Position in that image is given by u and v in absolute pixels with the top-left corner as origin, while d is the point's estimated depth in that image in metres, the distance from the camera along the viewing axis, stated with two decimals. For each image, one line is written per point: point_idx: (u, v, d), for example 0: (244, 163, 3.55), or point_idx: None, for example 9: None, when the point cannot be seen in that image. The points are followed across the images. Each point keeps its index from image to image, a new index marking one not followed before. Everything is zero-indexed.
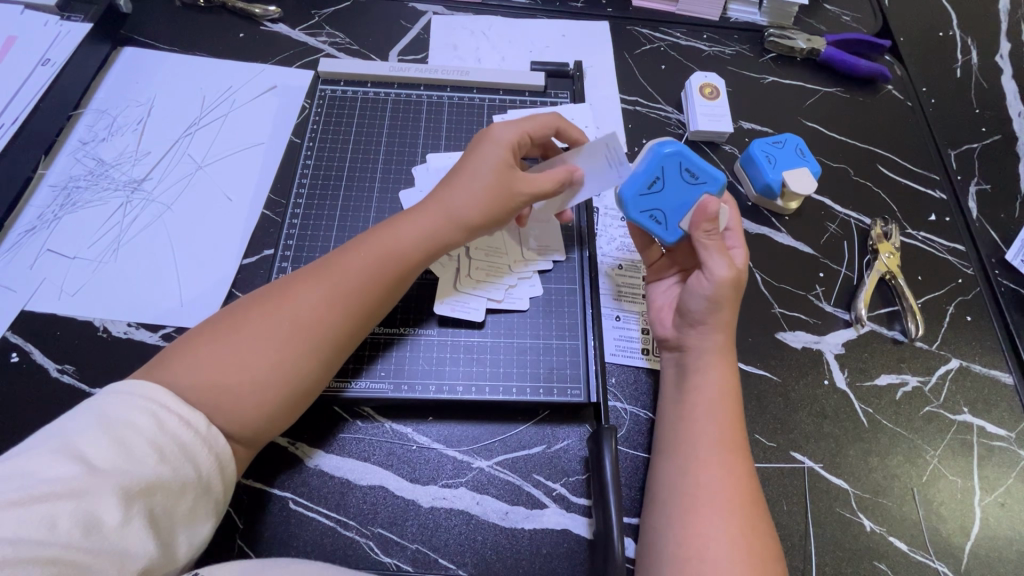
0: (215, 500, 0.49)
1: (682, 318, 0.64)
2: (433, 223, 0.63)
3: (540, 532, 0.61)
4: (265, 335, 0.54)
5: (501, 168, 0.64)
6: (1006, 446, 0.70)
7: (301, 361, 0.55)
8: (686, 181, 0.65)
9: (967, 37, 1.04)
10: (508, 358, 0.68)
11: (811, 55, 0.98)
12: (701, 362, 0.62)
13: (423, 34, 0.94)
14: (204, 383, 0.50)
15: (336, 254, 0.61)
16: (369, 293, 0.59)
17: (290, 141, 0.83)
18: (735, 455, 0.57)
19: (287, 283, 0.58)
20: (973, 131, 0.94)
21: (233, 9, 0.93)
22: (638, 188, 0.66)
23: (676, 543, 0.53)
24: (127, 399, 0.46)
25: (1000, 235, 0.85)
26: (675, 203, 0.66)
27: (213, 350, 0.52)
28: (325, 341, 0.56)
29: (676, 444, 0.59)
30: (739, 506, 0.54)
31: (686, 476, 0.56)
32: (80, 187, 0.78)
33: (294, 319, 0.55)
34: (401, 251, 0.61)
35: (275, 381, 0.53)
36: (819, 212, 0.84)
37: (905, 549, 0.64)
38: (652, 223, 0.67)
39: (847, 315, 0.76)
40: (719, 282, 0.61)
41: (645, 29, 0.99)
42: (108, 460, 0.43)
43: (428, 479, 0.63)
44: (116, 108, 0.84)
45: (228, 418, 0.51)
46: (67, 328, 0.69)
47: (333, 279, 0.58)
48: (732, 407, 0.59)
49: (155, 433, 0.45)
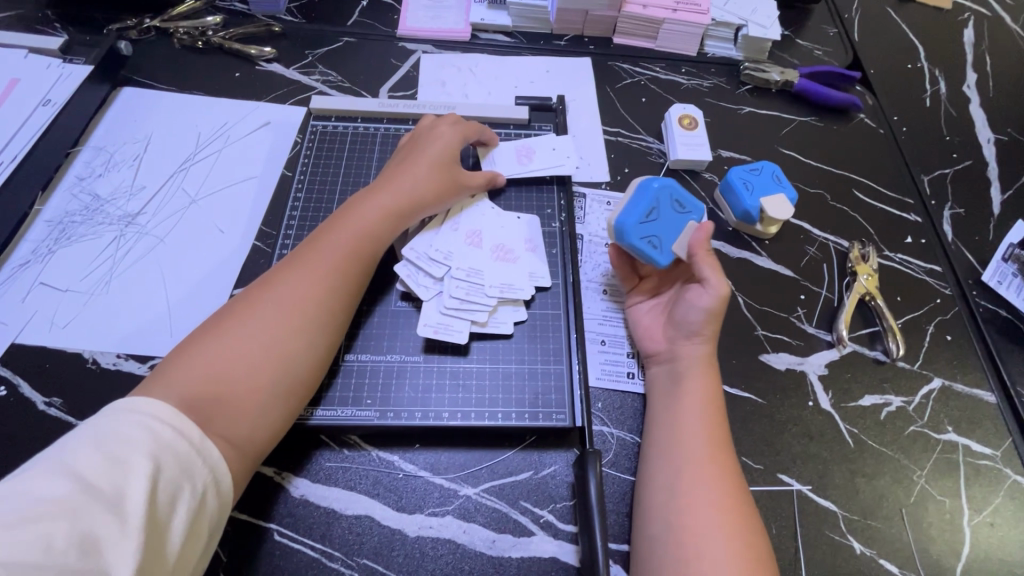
0: (209, 517, 0.49)
1: (675, 332, 0.69)
2: (390, 206, 0.70)
3: (527, 560, 0.61)
4: (246, 329, 0.58)
5: (443, 162, 0.75)
6: (992, 465, 0.70)
7: (293, 343, 0.59)
8: (676, 211, 0.72)
9: (935, 69, 1.09)
10: (494, 383, 0.68)
11: (786, 87, 1.02)
12: (693, 369, 0.66)
13: (413, 72, 0.99)
14: (204, 379, 0.54)
15: (301, 251, 0.66)
16: (344, 278, 0.64)
17: (282, 174, 0.86)
18: (723, 455, 0.61)
19: (266, 280, 0.63)
20: (944, 157, 0.98)
21: (231, 50, 0.97)
22: (638, 217, 0.71)
23: (675, 541, 0.56)
24: (123, 419, 0.48)
25: (975, 256, 0.87)
26: (670, 229, 0.72)
27: (209, 348, 0.56)
28: (312, 321, 0.61)
29: (669, 448, 0.62)
30: (733, 507, 0.58)
31: (680, 479, 0.59)
32: (76, 222, 0.80)
33: (280, 306, 0.60)
34: (367, 234, 0.68)
35: (269, 366, 0.57)
36: (798, 236, 0.86)
37: (896, 572, 0.63)
38: (649, 248, 0.71)
39: (829, 336, 0.77)
40: (718, 298, 0.66)
41: (625, 64, 1.03)
42: (105, 478, 0.43)
43: (414, 507, 0.63)
44: (114, 146, 0.86)
45: (232, 408, 0.54)
46: (57, 360, 0.69)
47: (305, 271, 0.63)
48: (718, 413, 0.64)
49: (152, 446, 0.47)
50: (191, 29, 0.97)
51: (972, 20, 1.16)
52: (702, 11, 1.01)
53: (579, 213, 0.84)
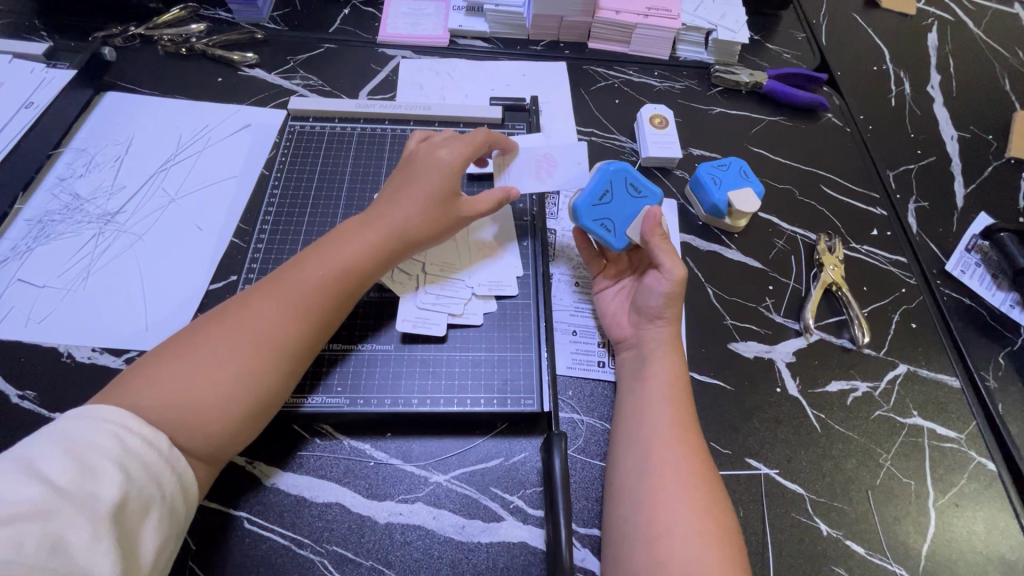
0: (178, 517, 0.51)
1: (639, 315, 0.70)
2: (381, 236, 0.67)
3: (496, 544, 0.61)
4: (223, 351, 0.56)
5: (447, 190, 0.70)
6: (957, 447, 0.71)
7: (262, 376, 0.57)
8: (631, 195, 0.75)
9: (900, 70, 1.12)
10: (463, 371, 0.69)
11: (755, 88, 1.05)
12: (657, 350, 0.68)
13: (392, 76, 1.01)
14: (167, 402, 0.53)
15: (291, 270, 0.64)
16: (328, 308, 0.63)
17: (260, 174, 0.87)
18: (687, 432, 0.62)
19: (247, 299, 0.61)
20: (909, 154, 1.00)
21: (213, 56, 0.99)
22: (592, 199, 0.74)
23: (644, 518, 0.57)
24: (92, 423, 0.48)
25: (940, 247, 0.89)
26: (623, 213, 0.75)
27: (177, 369, 0.55)
28: (285, 355, 0.59)
29: (636, 428, 0.63)
30: (699, 484, 0.58)
31: (648, 458, 0.60)
32: (55, 220, 0.81)
33: (255, 335, 0.58)
34: (354, 264, 0.65)
35: (236, 399, 0.55)
36: (766, 229, 0.88)
37: (863, 553, 0.64)
38: (602, 231, 0.74)
39: (796, 325, 0.79)
40: (674, 281, 0.68)
41: (600, 68, 1.06)
42: (74, 481, 0.44)
43: (385, 494, 0.63)
44: (96, 148, 0.88)
45: (191, 436, 0.53)
46: (32, 354, 0.70)
47: (290, 297, 0.61)
48: (682, 390, 0.65)
49: (121, 453, 0.47)
50: (175, 36, 0.99)
51: (935, 25, 1.20)
52: (673, 15, 1.04)
53: (552, 209, 0.86)
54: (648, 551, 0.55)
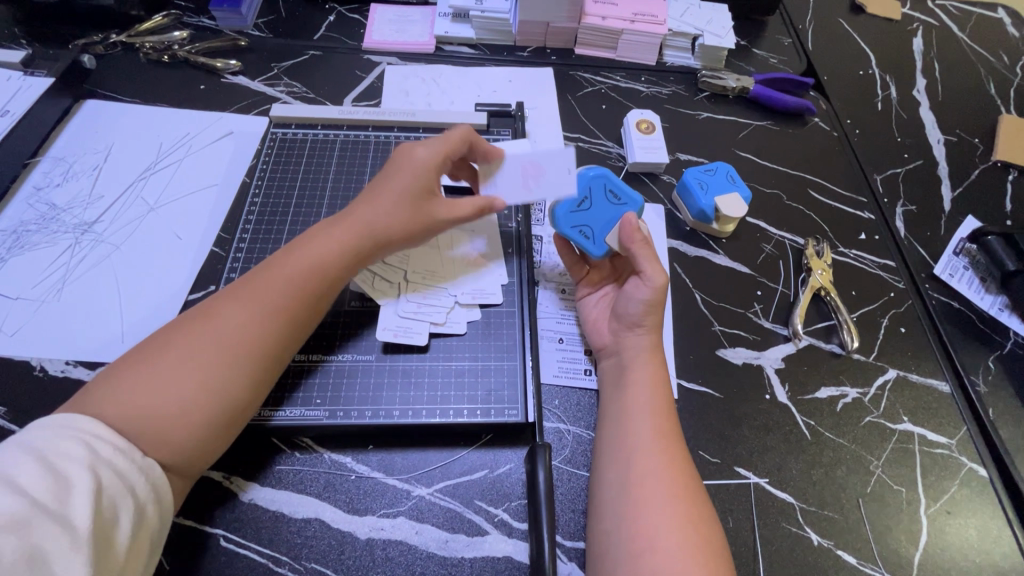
0: (152, 523, 0.49)
1: (619, 322, 0.69)
2: (354, 234, 0.65)
3: (480, 559, 0.60)
4: (190, 357, 0.55)
5: (422, 193, 0.68)
6: (948, 453, 0.71)
7: (230, 381, 0.55)
8: (611, 202, 0.74)
9: (886, 75, 1.13)
10: (446, 381, 0.68)
11: (742, 93, 1.05)
12: (637, 358, 0.67)
13: (377, 82, 1.01)
14: (131, 411, 0.51)
15: (260, 271, 0.62)
16: (300, 308, 0.61)
17: (242, 182, 0.86)
18: (670, 442, 0.61)
19: (215, 302, 0.60)
20: (896, 158, 1.00)
21: (196, 64, 0.98)
22: (571, 205, 0.73)
23: (628, 530, 0.55)
24: (61, 432, 0.47)
25: (928, 251, 0.89)
26: (602, 220, 0.74)
27: (141, 375, 0.53)
28: (255, 359, 0.57)
29: (618, 439, 0.61)
30: (684, 496, 0.57)
31: (631, 469, 0.59)
32: (31, 230, 0.79)
33: (223, 338, 0.56)
34: (325, 263, 0.63)
35: (203, 406, 0.54)
36: (754, 234, 0.87)
37: (854, 562, 0.63)
38: (581, 238, 0.74)
39: (785, 330, 0.78)
40: (652, 288, 0.67)
41: (586, 74, 1.06)
42: (48, 491, 0.43)
43: (366, 509, 0.62)
44: (74, 156, 0.87)
45: (156, 446, 0.51)
46: (3, 368, 0.68)
47: (258, 297, 0.60)
48: (664, 399, 0.64)
49: (92, 458, 0.46)
50: (156, 43, 0.98)
51: (920, 30, 1.21)
52: (659, 21, 1.04)
53: (538, 215, 0.85)
54: (634, 567, 0.53)
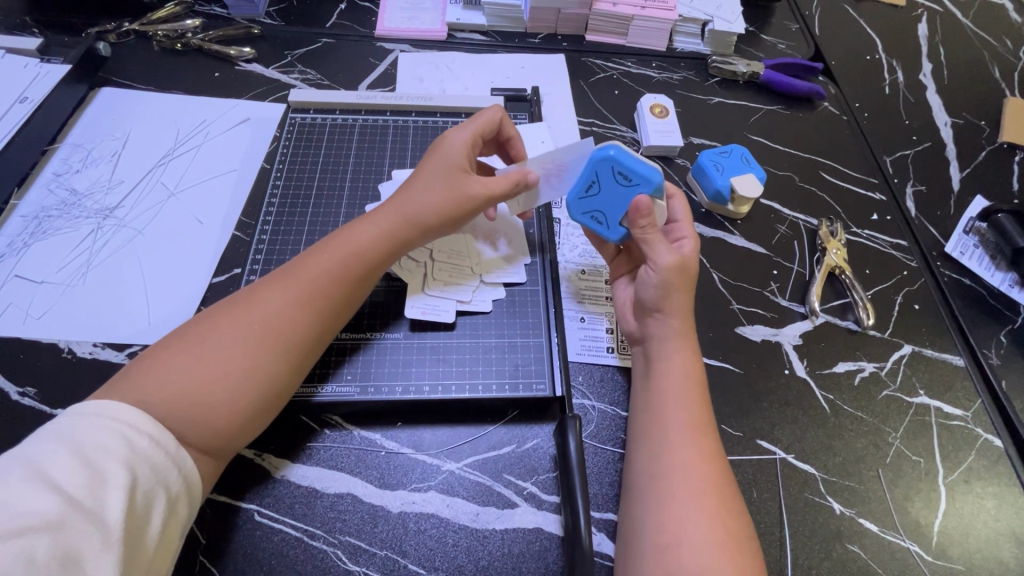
0: (182, 517, 0.50)
1: (640, 309, 0.68)
2: (390, 220, 0.66)
3: (512, 531, 0.61)
4: (231, 343, 0.55)
5: (456, 172, 0.67)
6: (964, 425, 0.72)
7: (271, 366, 0.56)
8: (620, 184, 0.67)
9: (893, 59, 1.14)
10: (474, 357, 0.69)
11: (753, 78, 1.06)
12: (668, 349, 0.64)
13: (391, 69, 1.01)
14: (176, 396, 0.51)
15: (298, 259, 0.63)
16: (336, 296, 0.61)
17: (260, 167, 0.86)
18: (702, 433, 0.59)
19: (254, 289, 0.60)
20: (905, 140, 1.02)
21: (210, 52, 0.98)
22: (579, 191, 0.69)
23: (656, 523, 0.55)
24: (98, 422, 0.47)
25: (938, 230, 0.90)
26: (613, 203, 0.68)
27: (184, 361, 0.53)
28: (295, 345, 0.58)
29: (649, 429, 0.61)
30: (713, 488, 0.56)
31: (661, 462, 0.58)
32: (53, 216, 0.79)
33: (263, 324, 0.57)
34: (360, 249, 0.64)
35: (246, 391, 0.54)
36: (769, 215, 0.88)
37: (876, 530, 0.64)
38: (596, 224, 0.71)
39: (802, 308, 0.79)
40: (664, 269, 0.64)
41: (598, 60, 1.07)
42: (83, 489, 0.43)
43: (397, 484, 0.63)
44: (92, 143, 0.87)
45: (200, 430, 0.52)
46: (32, 351, 0.69)
47: (297, 285, 0.60)
48: (698, 389, 0.62)
49: (127, 454, 0.46)
50: (170, 32, 0.98)
51: (925, 15, 1.22)
52: (669, 7, 1.04)
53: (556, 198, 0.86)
54: (659, 557, 0.53)
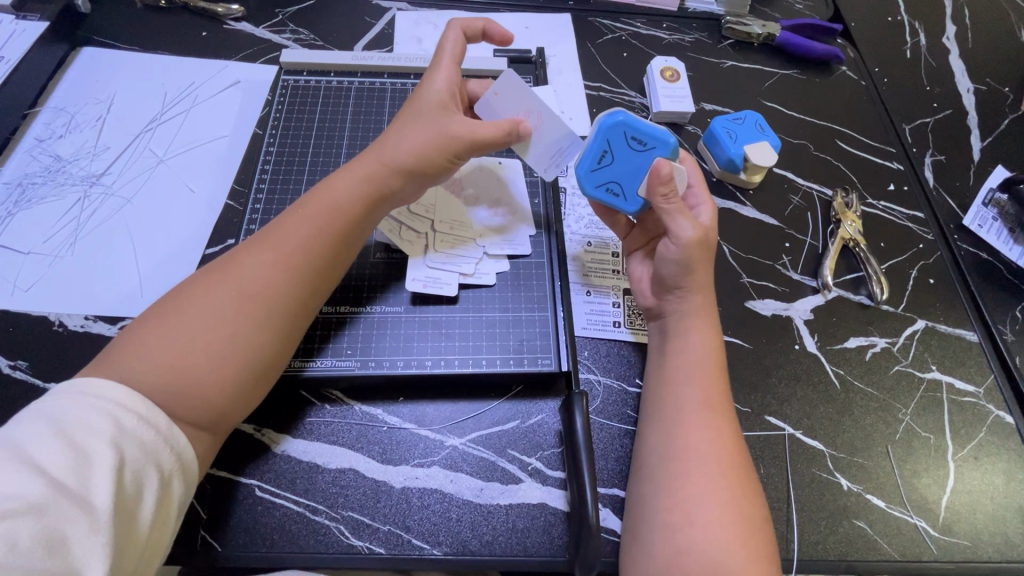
0: (178, 495, 0.48)
1: (659, 286, 0.65)
2: (367, 169, 0.63)
3: (515, 507, 0.60)
4: (212, 309, 0.53)
5: (437, 112, 0.64)
6: (975, 401, 0.71)
7: (255, 331, 0.54)
8: (635, 149, 0.64)
9: (915, 21, 1.08)
10: (477, 332, 0.67)
11: (768, 40, 1.01)
12: (687, 326, 0.63)
13: (388, 29, 0.95)
14: (159, 367, 0.49)
15: (278, 221, 0.60)
16: (317, 254, 0.59)
17: (252, 133, 0.83)
18: (720, 413, 0.58)
19: (233, 255, 0.58)
20: (925, 107, 0.97)
21: (195, 9, 0.93)
22: (590, 163, 0.65)
23: (664, 501, 0.54)
24: (83, 402, 0.46)
25: (956, 201, 0.87)
26: (628, 171, 0.65)
27: (164, 331, 0.51)
28: (278, 308, 0.56)
29: (661, 406, 0.59)
30: (730, 469, 0.55)
31: (671, 441, 0.57)
32: (37, 183, 0.76)
33: (241, 288, 0.55)
34: (340, 203, 0.61)
35: (231, 359, 0.52)
36: (782, 185, 0.85)
37: (883, 506, 0.64)
38: (611, 197, 0.66)
39: (814, 282, 0.77)
40: (686, 244, 0.61)
41: (606, 20, 1.01)
42: (68, 471, 0.42)
43: (400, 459, 0.61)
44: (76, 107, 0.83)
45: (189, 404, 0.50)
46: (21, 324, 0.67)
47: (276, 246, 0.58)
48: (717, 367, 0.61)
49: (113, 432, 0.45)
50: None
51: None
52: None
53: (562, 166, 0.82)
54: (670, 537, 0.52)
